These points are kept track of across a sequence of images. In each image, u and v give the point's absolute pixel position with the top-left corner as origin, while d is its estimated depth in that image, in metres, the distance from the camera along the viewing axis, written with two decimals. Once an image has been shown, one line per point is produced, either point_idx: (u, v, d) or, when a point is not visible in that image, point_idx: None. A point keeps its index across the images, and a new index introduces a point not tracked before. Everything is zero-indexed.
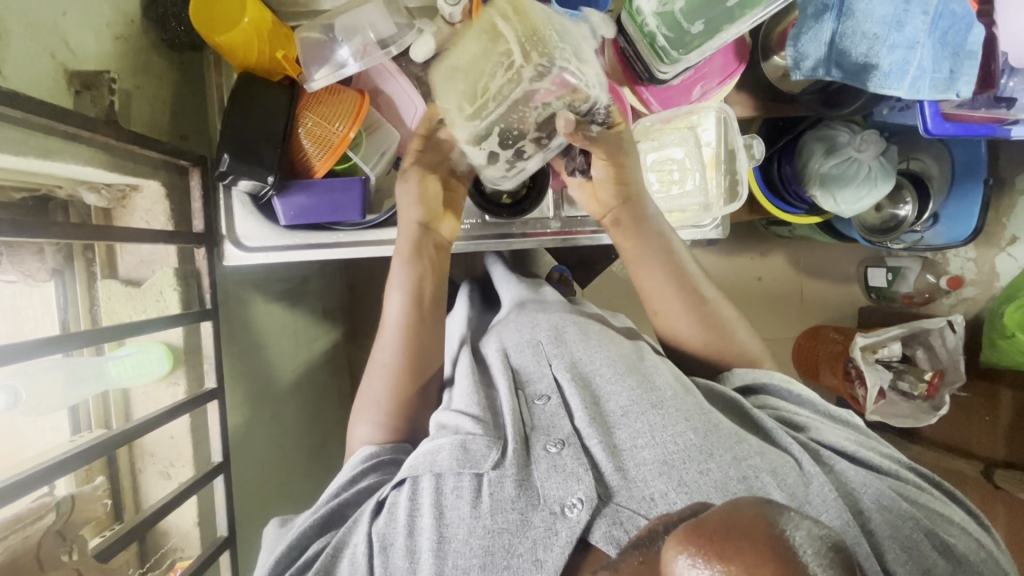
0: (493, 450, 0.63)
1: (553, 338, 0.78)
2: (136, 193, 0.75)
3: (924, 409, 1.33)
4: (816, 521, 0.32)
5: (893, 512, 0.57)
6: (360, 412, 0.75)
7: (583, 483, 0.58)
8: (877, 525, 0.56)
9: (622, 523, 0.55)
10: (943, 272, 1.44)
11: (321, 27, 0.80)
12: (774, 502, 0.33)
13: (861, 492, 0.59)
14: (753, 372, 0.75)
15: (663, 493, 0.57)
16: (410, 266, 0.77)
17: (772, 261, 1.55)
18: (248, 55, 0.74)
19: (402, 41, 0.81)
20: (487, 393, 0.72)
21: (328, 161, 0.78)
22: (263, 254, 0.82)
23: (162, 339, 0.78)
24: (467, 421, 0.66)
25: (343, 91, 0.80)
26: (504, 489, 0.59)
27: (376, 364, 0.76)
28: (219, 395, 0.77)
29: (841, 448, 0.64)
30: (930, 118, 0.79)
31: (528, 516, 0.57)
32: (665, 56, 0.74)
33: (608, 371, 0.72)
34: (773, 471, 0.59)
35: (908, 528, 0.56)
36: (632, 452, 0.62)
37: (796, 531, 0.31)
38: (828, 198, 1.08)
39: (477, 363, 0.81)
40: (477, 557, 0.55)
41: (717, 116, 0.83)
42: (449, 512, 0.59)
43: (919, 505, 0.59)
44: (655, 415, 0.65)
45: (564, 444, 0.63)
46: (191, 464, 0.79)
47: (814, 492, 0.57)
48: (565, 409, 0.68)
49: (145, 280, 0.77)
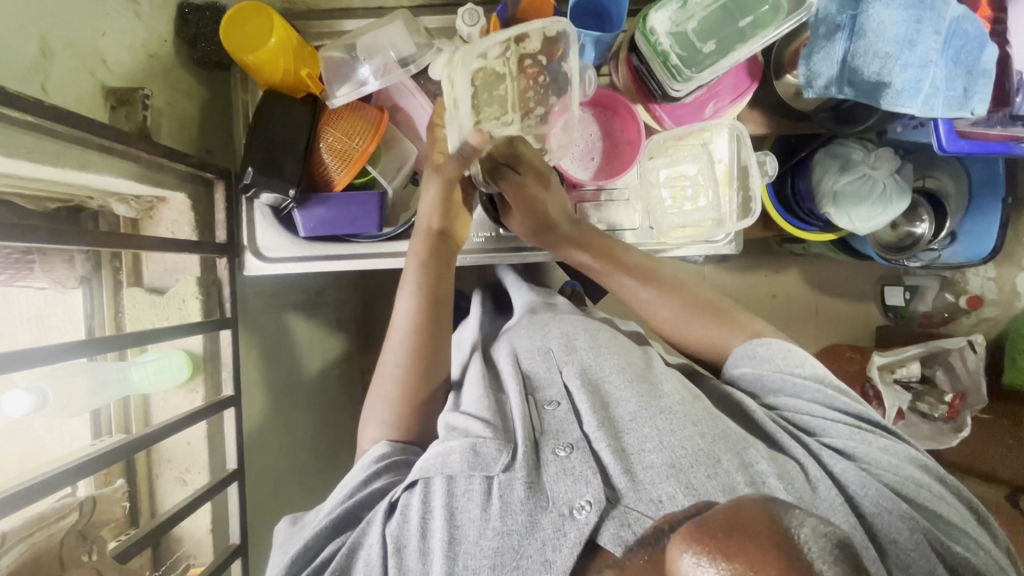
0: (504, 453, 0.63)
1: (563, 345, 0.78)
2: (163, 205, 0.78)
3: (946, 431, 1.31)
4: (822, 519, 0.33)
5: (892, 513, 0.55)
6: (373, 410, 0.76)
7: (592, 486, 0.58)
8: (880, 530, 0.56)
9: (629, 524, 0.55)
10: (964, 293, 1.46)
11: (343, 46, 0.82)
12: (778, 500, 0.34)
13: (860, 496, 0.58)
14: (760, 347, 0.71)
15: (671, 496, 0.57)
16: (422, 273, 0.79)
17: (786, 278, 1.55)
18: (274, 74, 0.77)
19: (421, 60, 0.83)
20: (497, 398, 0.73)
21: (348, 175, 0.81)
22: (282, 264, 0.85)
23: (184, 346, 0.80)
24: (477, 424, 0.66)
25: (363, 108, 0.83)
26: (514, 491, 0.60)
27: (383, 368, 0.78)
28: (237, 403, 0.79)
29: (840, 446, 0.62)
30: (944, 135, 0.79)
31: (537, 518, 0.57)
32: (679, 75, 0.74)
33: (618, 377, 0.72)
34: (781, 476, 0.58)
35: (904, 532, 0.54)
36: (640, 456, 0.61)
37: (797, 524, 0.32)
38: (842, 215, 1.09)
39: (488, 365, 0.82)
40: (487, 557, 0.56)
41: (729, 133, 0.83)
42: (460, 514, 0.59)
43: (918, 508, 0.57)
44: (664, 420, 0.64)
45: (573, 448, 0.63)
46: (206, 470, 0.80)
47: (822, 497, 0.57)
48: (574, 414, 0.68)
49: (168, 288, 0.79)
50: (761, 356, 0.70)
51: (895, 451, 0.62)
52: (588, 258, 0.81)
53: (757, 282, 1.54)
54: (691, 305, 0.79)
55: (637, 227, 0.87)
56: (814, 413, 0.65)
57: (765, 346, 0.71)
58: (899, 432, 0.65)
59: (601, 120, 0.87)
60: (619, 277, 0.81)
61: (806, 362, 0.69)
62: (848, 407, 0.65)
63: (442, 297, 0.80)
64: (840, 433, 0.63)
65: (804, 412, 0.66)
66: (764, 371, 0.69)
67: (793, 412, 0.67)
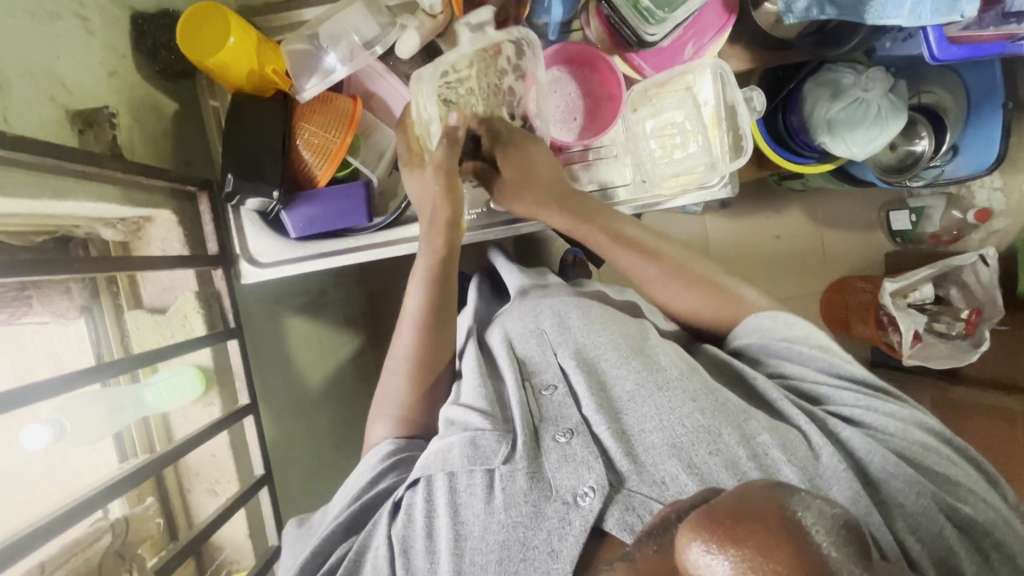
0: (503, 444, 0.64)
1: (556, 326, 0.78)
2: (149, 223, 0.78)
3: (964, 347, 1.32)
4: (825, 502, 0.33)
5: (900, 478, 0.55)
6: (382, 408, 0.78)
7: (594, 471, 0.58)
8: (889, 494, 0.55)
9: (634, 509, 0.55)
10: (969, 206, 1.43)
11: (305, 38, 0.80)
12: (784, 485, 0.34)
13: (868, 462, 0.57)
14: (763, 319, 0.71)
15: (674, 477, 0.57)
16: (432, 266, 0.79)
17: (789, 217, 1.54)
18: (238, 75, 0.75)
19: (386, 40, 0.81)
20: (494, 385, 0.74)
21: (329, 169, 0.81)
22: (278, 267, 0.84)
23: (193, 361, 0.80)
24: (476, 417, 0.67)
25: (335, 98, 0.81)
26: (515, 483, 0.60)
27: (397, 356, 0.80)
28: (254, 410, 0.80)
29: (847, 413, 0.62)
30: (935, 44, 0.73)
31: (541, 507, 0.58)
32: (651, 17, 0.73)
33: (613, 355, 0.72)
34: (785, 447, 0.58)
35: (912, 495, 0.54)
36: (640, 437, 0.62)
37: (800, 506, 0.32)
38: (839, 143, 1.07)
39: (481, 350, 0.84)
40: (493, 552, 0.56)
41: (713, 73, 0.80)
42: (464, 510, 0.60)
43: (930, 472, 0.57)
44: (661, 397, 0.64)
45: (573, 434, 0.63)
46: (236, 477, 0.82)
47: (825, 464, 0.57)
48: (572, 397, 0.68)
49: (169, 306, 0.79)
50: (766, 329, 0.70)
51: (901, 415, 0.62)
52: (598, 235, 0.80)
53: (760, 226, 1.53)
54: (684, 279, 0.78)
55: (629, 181, 0.85)
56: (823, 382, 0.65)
57: (771, 318, 0.71)
58: (904, 396, 0.64)
59: (576, 77, 0.84)
60: (620, 250, 0.79)
61: (810, 334, 0.69)
62: (854, 373, 0.65)
63: (451, 288, 0.81)
64: (848, 401, 0.63)
65: (805, 378, 0.66)
66: (769, 339, 0.69)
67: (795, 379, 0.67)
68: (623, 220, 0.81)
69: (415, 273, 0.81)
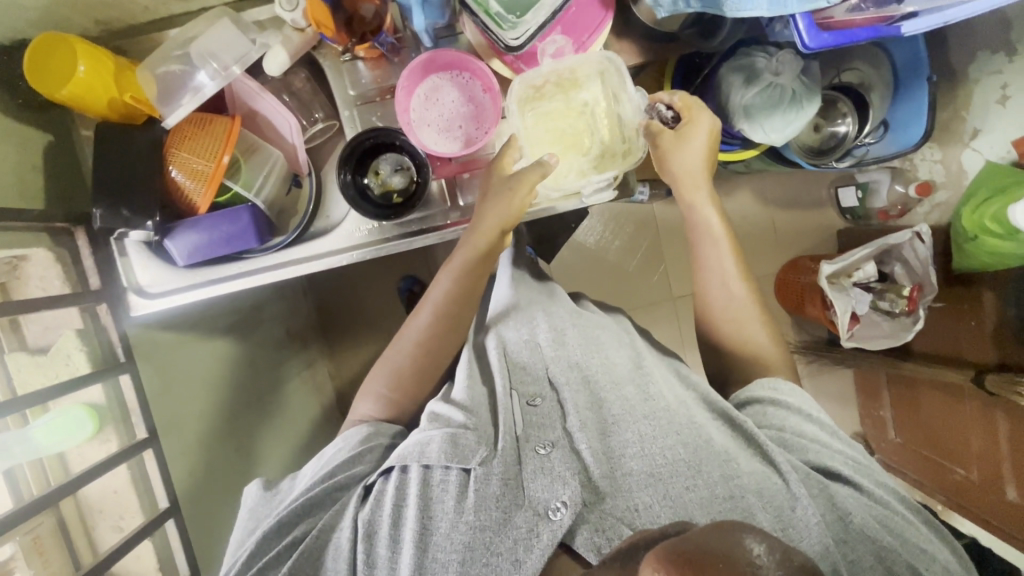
0: (482, 447, 0.66)
1: (551, 339, 0.79)
2: (26, 262, 0.74)
3: (903, 326, 1.30)
4: (781, 541, 0.36)
5: (874, 542, 0.60)
6: (371, 384, 0.80)
7: (568, 487, 0.61)
8: (858, 554, 0.59)
9: (604, 531, 0.59)
10: (912, 180, 1.38)
11: (175, 58, 0.78)
12: (741, 524, 0.37)
13: (848, 518, 0.61)
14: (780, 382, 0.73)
15: (647, 506, 0.60)
16: (461, 276, 0.78)
17: (739, 199, 1.52)
18: (98, 104, 0.73)
19: (249, 57, 0.78)
20: (482, 390, 0.76)
21: (207, 194, 0.78)
22: (168, 298, 0.83)
23: (84, 401, 0.79)
24: (458, 417, 0.70)
25: (211, 119, 0.79)
26: (489, 487, 0.62)
27: (404, 337, 0.80)
28: (154, 444, 0.84)
29: (839, 472, 0.65)
30: (806, 32, 0.71)
31: (511, 515, 0.60)
32: (504, 22, 0.71)
33: (606, 377, 0.74)
34: (760, 494, 0.61)
35: (881, 558, 0.59)
36: (620, 460, 0.65)
37: (758, 545, 0.35)
38: (756, 130, 1.04)
39: (478, 359, 0.82)
40: (456, 551, 0.59)
41: (597, 71, 0.78)
42: (434, 505, 0.62)
43: (901, 538, 0.61)
44: (646, 425, 0.67)
45: (553, 447, 0.65)
46: (139, 512, 0.82)
47: (800, 513, 0.60)
48: (559, 411, 0.70)
49: (51, 346, 0.77)
50: (782, 393, 0.72)
51: (886, 489, 0.67)
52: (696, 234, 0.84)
53: None
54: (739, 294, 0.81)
55: None
56: (816, 438, 0.68)
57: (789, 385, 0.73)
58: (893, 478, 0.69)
59: (457, 84, 0.80)
60: (703, 250, 0.83)
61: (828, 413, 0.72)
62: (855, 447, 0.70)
63: (476, 291, 0.80)
64: (843, 463, 0.67)
65: (803, 432, 0.69)
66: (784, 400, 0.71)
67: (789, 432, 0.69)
68: (721, 244, 0.82)
69: (449, 262, 0.80)
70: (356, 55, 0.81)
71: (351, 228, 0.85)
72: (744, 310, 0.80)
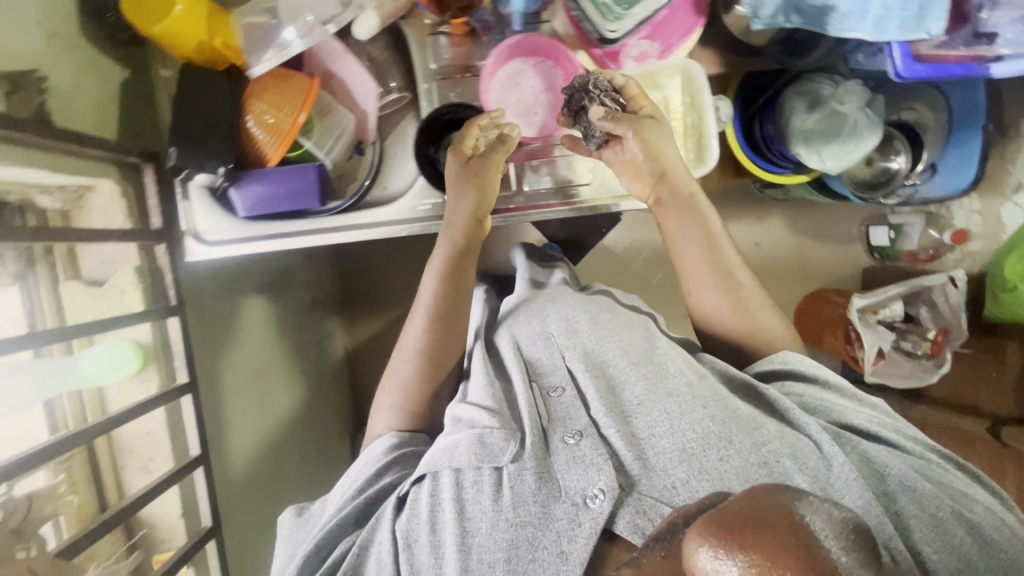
0: (511, 443, 0.65)
1: (564, 329, 0.79)
2: (91, 193, 0.74)
3: (927, 368, 1.31)
4: (837, 504, 0.30)
5: (918, 491, 0.58)
6: (386, 397, 0.79)
7: (603, 473, 0.60)
8: (903, 504, 0.57)
9: (645, 512, 0.57)
10: (947, 226, 1.38)
11: (264, 10, 0.77)
12: (791, 487, 0.31)
13: (883, 470, 0.60)
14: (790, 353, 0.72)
15: (684, 482, 0.59)
16: (447, 269, 0.79)
17: (771, 225, 1.53)
18: (186, 45, 0.73)
19: (342, 18, 0.79)
20: (502, 385, 0.76)
21: (280, 148, 0.78)
22: (226, 247, 0.83)
23: (131, 338, 0.79)
24: (482, 414, 0.69)
25: (292, 75, 0.79)
26: (524, 483, 0.62)
27: (404, 348, 0.79)
28: (193, 389, 0.81)
29: (864, 429, 0.65)
30: (900, 61, 0.72)
31: (551, 508, 0.59)
32: (609, 13, 0.72)
33: (622, 362, 0.73)
34: (794, 456, 0.60)
35: (931, 505, 0.57)
36: (650, 441, 0.64)
37: (804, 506, 0.29)
38: (814, 156, 1.05)
39: (490, 354, 0.84)
40: (501, 550, 0.57)
41: (682, 75, 0.79)
42: (471, 506, 0.61)
43: (939, 484, 0.60)
44: (669, 403, 0.67)
45: (582, 436, 0.65)
46: (170, 457, 0.81)
47: (836, 473, 0.59)
48: (580, 399, 0.70)
49: (106, 279, 0.77)
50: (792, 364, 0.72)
51: (912, 439, 0.66)
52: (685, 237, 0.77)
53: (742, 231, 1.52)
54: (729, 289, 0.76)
55: (590, 181, 0.85)
56: (833, 399, 0.68)
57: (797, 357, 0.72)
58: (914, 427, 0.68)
59: (541, 70, 0.82)
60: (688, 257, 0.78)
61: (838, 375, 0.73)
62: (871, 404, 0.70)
63: (466, 279, 0.80)
64: (865, 420, 0.66)
65: (818, 396, 0.69)
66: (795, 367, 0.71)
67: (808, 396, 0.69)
68: (696, 236, 0.77)
69: (432, 262, 0.81)
70: (444, 28, 0.83)
71: (414, 200, 0.85)
72: (735, 308, 0.76)
